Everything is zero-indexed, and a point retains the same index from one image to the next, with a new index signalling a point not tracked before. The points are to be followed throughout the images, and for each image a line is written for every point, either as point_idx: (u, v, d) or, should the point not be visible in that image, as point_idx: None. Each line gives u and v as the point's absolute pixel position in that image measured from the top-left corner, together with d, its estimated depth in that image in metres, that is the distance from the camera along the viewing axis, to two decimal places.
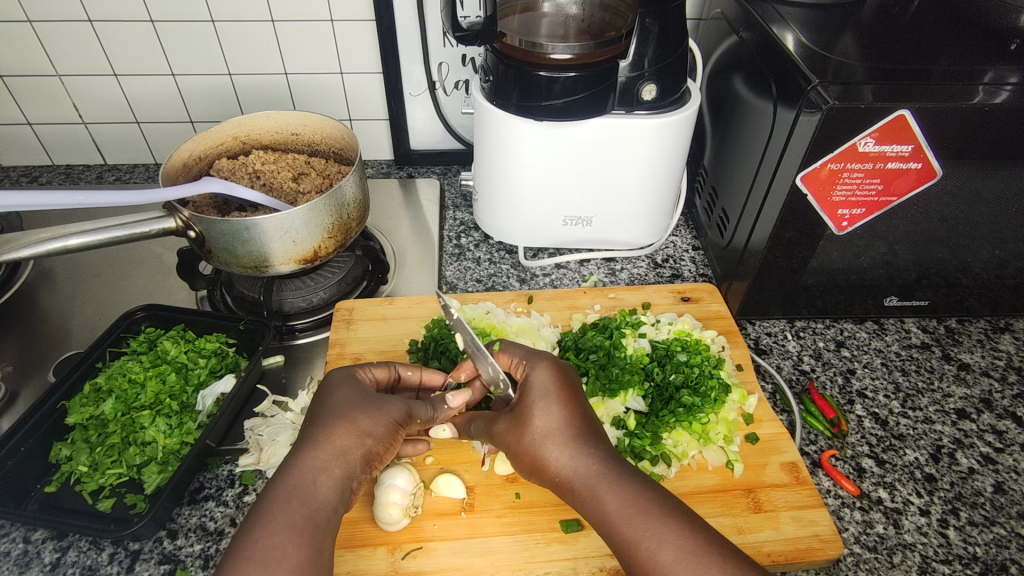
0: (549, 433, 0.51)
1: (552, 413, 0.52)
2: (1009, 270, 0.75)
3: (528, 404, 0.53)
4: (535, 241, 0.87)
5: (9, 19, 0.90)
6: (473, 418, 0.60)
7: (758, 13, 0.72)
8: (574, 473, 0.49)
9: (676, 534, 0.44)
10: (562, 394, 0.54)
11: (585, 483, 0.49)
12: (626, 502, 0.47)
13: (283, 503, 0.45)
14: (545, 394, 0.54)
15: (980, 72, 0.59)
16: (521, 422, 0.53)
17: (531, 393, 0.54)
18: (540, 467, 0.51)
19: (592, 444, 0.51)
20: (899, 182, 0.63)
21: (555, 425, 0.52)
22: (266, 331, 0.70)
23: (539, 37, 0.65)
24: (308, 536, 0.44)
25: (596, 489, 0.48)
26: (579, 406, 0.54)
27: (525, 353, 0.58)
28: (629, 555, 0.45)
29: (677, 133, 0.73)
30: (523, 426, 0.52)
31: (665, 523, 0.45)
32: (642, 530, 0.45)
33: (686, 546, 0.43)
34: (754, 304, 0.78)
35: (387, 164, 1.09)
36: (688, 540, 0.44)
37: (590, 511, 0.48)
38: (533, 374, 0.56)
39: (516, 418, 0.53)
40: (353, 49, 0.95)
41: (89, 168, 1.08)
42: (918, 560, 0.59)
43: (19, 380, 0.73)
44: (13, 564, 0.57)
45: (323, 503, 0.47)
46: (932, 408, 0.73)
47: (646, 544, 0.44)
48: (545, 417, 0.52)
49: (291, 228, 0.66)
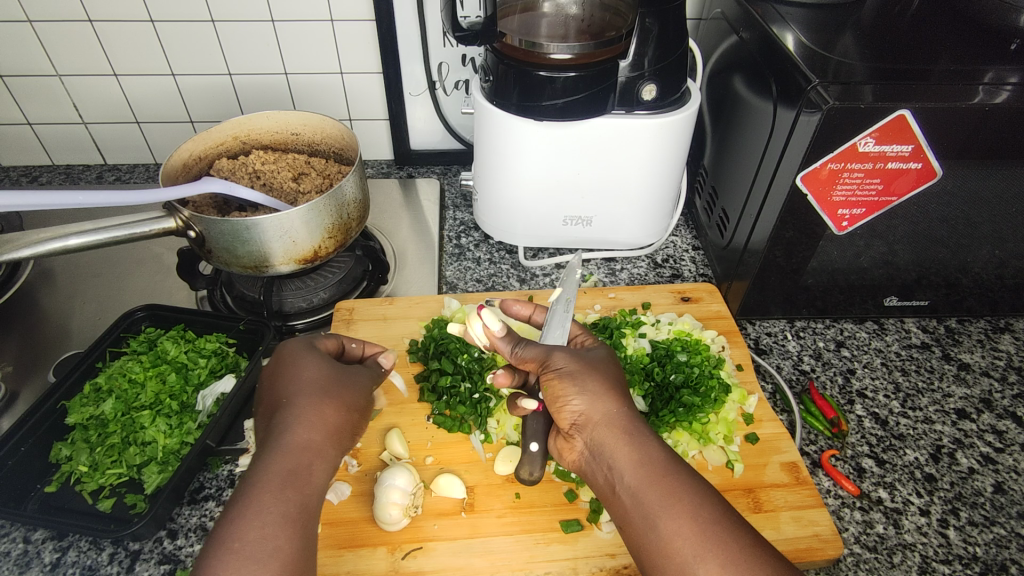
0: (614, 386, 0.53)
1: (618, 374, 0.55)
2: (1009, 270, 0.74)
3: (600, 361, 0.55)
4: (534, 241, 0.87)
5: (9, 19, 0.90)
6: (528, 341, 0.56)
7: (759, 13, 0.72)
8: (624, 421, 0.50)
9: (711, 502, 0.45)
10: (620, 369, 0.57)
11: (635, 435, 0.49)
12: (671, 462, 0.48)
13: None
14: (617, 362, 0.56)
15: (980, 72, 0.59)
16: (588, 364, 0.54)
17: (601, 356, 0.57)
18: (582, 405, 0.51)
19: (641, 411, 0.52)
20: (899, 182, 0.63)
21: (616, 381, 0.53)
22: (266, 331, 0.70)
23: (539, 37, 0.65)
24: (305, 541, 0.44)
25: (643, 442, 0.49)
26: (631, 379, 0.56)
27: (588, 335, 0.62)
28: (653, 509, 0.45)
29: (676, 133, 0.73)
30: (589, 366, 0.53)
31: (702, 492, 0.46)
32: (681, 489, 0.46)
33: (720, 515, 0.44)
34: (754, 304, 0.78)
35: (387, 163, 1.09)
36: (723, 512, 0.45)
37: (627, 458, 0.48)
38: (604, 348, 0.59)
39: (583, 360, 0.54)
40: (353, 49, 0.95)
41: (90, 168, 1.08)
42: (919, 560, 0.59)
43: (19, 380, 0.73)
44: (13, 564, 0.57)
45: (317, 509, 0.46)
46: (932, 407, 0.73)
47: (682, 502, 0.45)
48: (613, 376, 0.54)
49: (292, 228, 0.66)
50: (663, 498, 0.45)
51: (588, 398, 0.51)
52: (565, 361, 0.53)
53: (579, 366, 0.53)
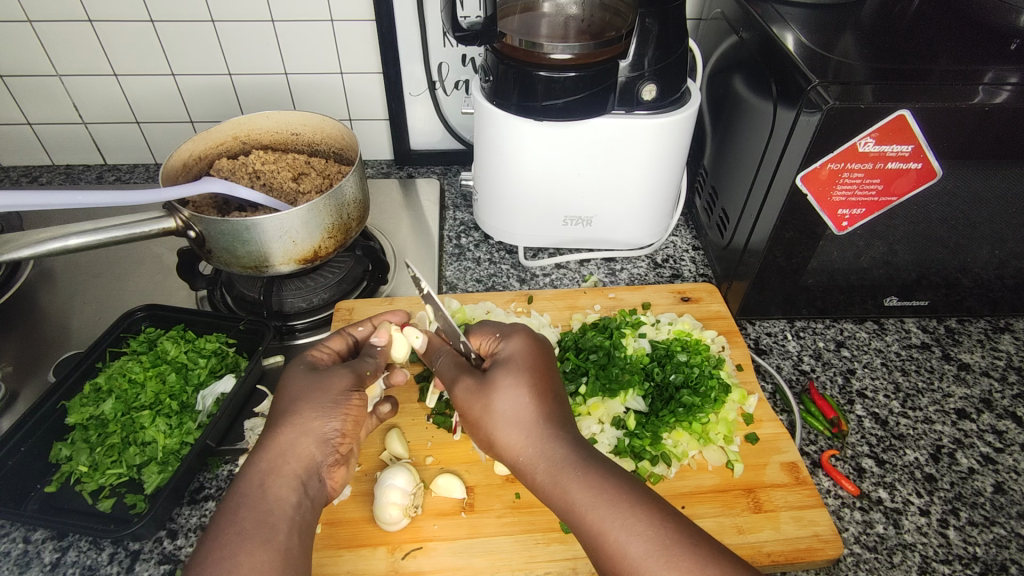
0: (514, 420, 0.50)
1: (520, 389, 0.51)
2: (1009, 270, 0.75)
3: (490, 390, 0.51)
4: (534, 241, 0.87)
5: (9, 19, 0.90)
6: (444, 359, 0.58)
7: (759, 13, 0.72)
8: (536, 455, 0.48)
9: (645, 524, 0.44)
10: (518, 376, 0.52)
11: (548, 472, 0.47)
12: (595, 491, 0.46)
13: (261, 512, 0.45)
14: (518, 370, 0.52)
15: (980, 72, 0.59)
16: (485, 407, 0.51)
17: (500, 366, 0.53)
18: (501, 450, 0.51)
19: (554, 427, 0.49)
20: (899, 182, 0.63)
21: (519, 406, 0.50)
22: (266, 331, 0.70)
23: (539, 37, 0.65)
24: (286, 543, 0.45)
25: (559, 479, 0.47)
26: (543, 387, 0.52)
27: (501, 329, 0.58)
28: (597, 540, 0.45)
29: (676, 134, 0.73)
30: (487, 406, 0.51)
31: (640, 513, 0.44)
32: (613, 516, 0.44)
33: (658, 537, 0.43)
34: (754, 304, 0.78)
35: (387, 163, 1.09)
36: (658, 536, 0.43)
37: (554, 497, 0.47)
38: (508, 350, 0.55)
39: (483, 392, 0.52)
40: (354, 49, 0.95)
41: (90, 168, 1.08)
42: (919, 560, 0.59)
43: (19, 380, 0.73)
44: (13, 564, 0.57)
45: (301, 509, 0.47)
46: (932, 408, 0.73)
47: (613, 540, 0.44)
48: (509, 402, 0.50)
49: (290, 229, 0.66)
50: (600, 533, 0.44)
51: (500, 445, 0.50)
52: (468, 404, 0.52)
53: (479, 411, 0.51)
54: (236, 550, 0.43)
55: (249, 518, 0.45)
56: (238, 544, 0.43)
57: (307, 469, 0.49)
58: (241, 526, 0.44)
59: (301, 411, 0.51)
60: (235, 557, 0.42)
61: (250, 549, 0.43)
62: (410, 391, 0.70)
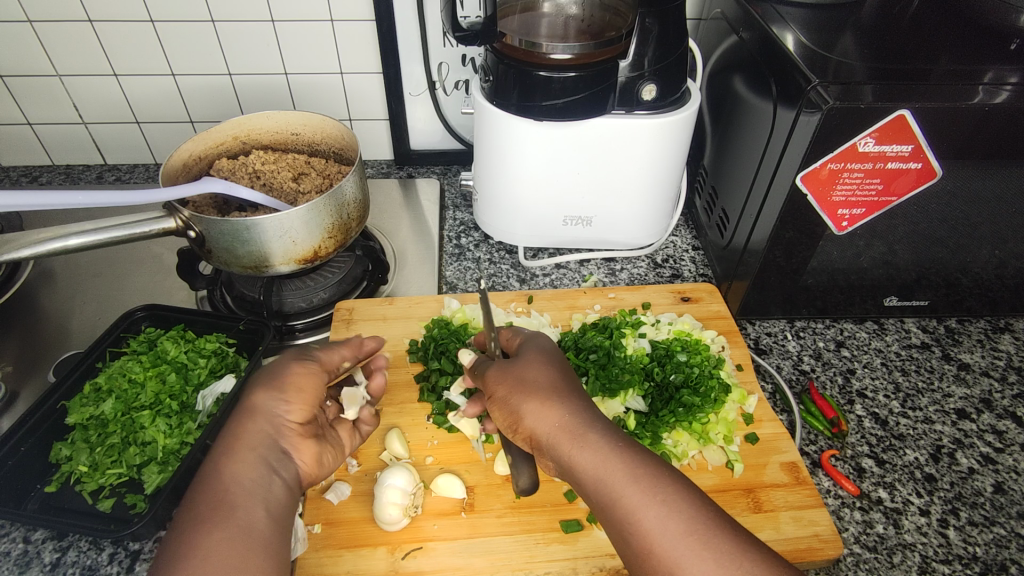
0: (552, 392, 0.51)
1: (552, 370, 0.54)
2: (1009, 270, 0.75)
3: (529, 366, 0.54)
4: (534, 241, 0.87)
5: (9, 19, 0.90)
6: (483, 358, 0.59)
7: (759, 13, 0.72)
8: (575, 429, 0.48)
9: (685, 504, 0.43)
10: (558, 365, 0.56)
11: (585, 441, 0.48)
12: (636, 467, 0.46)
13: (219, 496, 0.46)
14: (547, 356, 0.56)
15: (980, 72, 0.59)
16: (519, 378, 0.53)
17: (528, 351, 0.57)
18: (526, 426, 0.50)
19: (587, 408, 0.51)
20: (899, 182, 0.63)
21: (550, 384, 0.52)
22: (266, 331, 0.70)
23: (539, 37, 0.65)
24: (235, 522, 0.44)
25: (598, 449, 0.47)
26: (568, 375, 0.55)
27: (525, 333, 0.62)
28: (629, 517, 0.44)
29: (675, 134, 0.73)
30: (519, 380, 0.52)
31: (679, 495, 0.44)
32: (651, 493, 0.44)
33: (693, 515, 0.43)
34: (754, 304, 0.78)
35: (387, 163, 1.09)
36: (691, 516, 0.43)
37: (590, 473, 0.46)
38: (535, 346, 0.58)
39: (518, 369, 0.54)
40: (354, 49, 0.95)
41: (90, 168, 1.08)
42: (919, 560, 0.59)
43: (19, 380, 0.73)
44: (13, 564, 0.57)
45: (237, 488, 0.46)
46: (932, 408, 0.73)
47: (655, 512, 0.43)
48: (542, 378, 0.53)
49: (291, 229, 0.66)
50: (634, 509, 0.44)
51: (533, 411, 0.50)
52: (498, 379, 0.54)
53: (510, 386, 0.52)
54: (211, 538, 0.43)
55: (196, 502, 0.45)
56: (196, 524, 0.44)
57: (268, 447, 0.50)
58: (191, 511, 0.45)
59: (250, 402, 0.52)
60: (212, 533, 0.43)
61: (209, 529, 0.43)
62: (410, 391, 0.70)
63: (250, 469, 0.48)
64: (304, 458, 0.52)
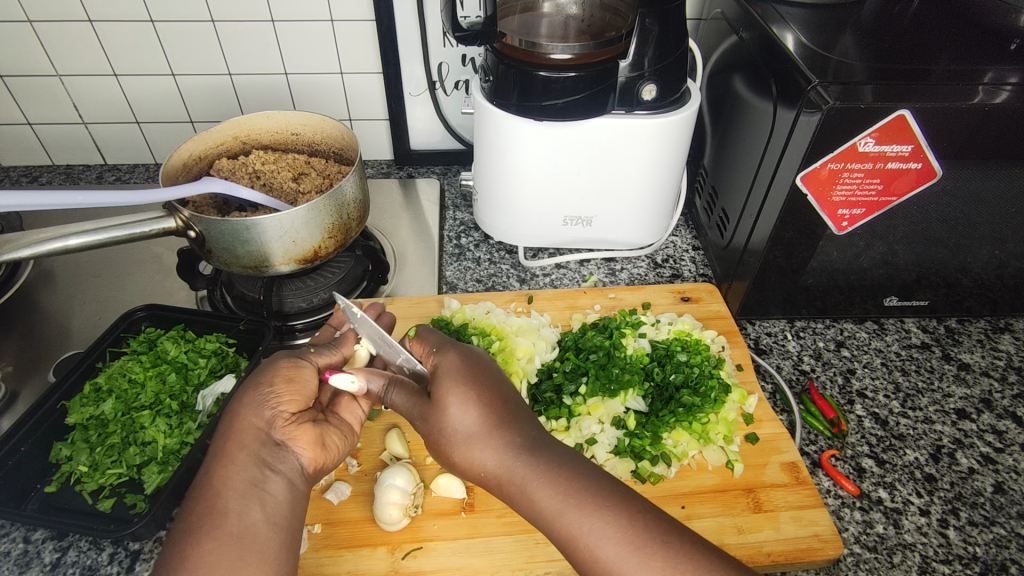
0: (470, 434, 0.50)
1: (468, 404, 0.51)
2: (1009, 270, 0.75)
3: (441, 405, 0.51)
4: (534, 241, 0.87)
5: (9, 19, 0.90)
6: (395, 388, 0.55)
7: (758, 13, 0.72)
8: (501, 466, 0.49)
9: (615, 528, 0.44)
10: (469, 386, 0.51)
11: (512, 478, 0.48)
12: (560, 498, 0.46)
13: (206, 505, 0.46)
14: (460, 383, 0.52)
15: (980, 72, 0.59)
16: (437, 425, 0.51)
17: (440, 377, 0.53)
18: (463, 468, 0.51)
19: (510, 440, 0.49)
20: (899, 182, 0.63)
21: (470, 422, 0.50)
22: (266, 331, 0.70)
23: (539, 37, 0.65)
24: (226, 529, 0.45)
25: (524, 488, 0.47)
26: (486, 397, 0.51)
27: (439, 342, 0.57)
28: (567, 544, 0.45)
29: (676, 134, 0.73)
30: (437, 426, 0.51)
31: (605, 517, 0.44)
32: (580, 522, 0.45)
33: (625, 534, 0.43)
34: (754, 304, 0.78)
35: (387, 163, 1.09)
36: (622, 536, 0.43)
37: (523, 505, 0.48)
38: (443, 368, 0.53)
39: (431, 411, 0.51)
40: (354, 49, 0.95)
41: (89, 168, 1.08)
42: (918, 560, 0.59)
43: (19, 380, 0.73)
44: (13, 564, 0.58)
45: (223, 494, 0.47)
46: (932, 408, 0.73)
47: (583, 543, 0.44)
48: (461, 419, 0.50)
49: (291, 229, 0.66)
50: (568, 538, 0.45)
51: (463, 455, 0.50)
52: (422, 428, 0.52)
53: (431, 434, 0.51)
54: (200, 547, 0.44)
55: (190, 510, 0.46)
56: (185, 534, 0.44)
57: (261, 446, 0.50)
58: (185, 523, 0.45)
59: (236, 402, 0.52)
60: (203, 544, 0.44)
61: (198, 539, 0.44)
62: None
63: (238, 473, 0.48)
64: (304, 445, 0.52)
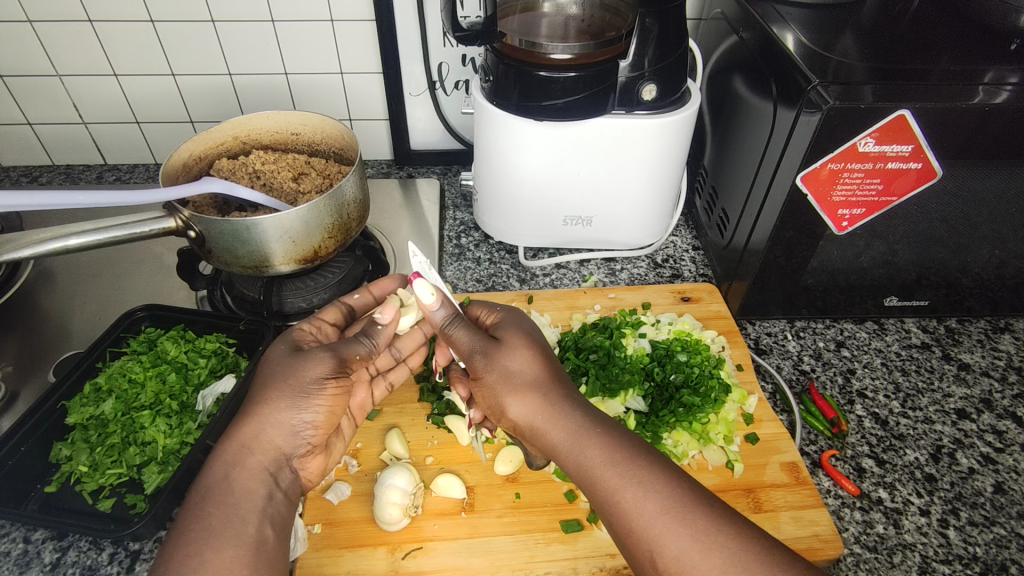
0: (529, 380, 0.51)
1: (531, 356, 0.53)
2: (1009, 270, 0.75)
3: (505, 351, 0.53)
4: (535, 241, 0.87)
5: (9, 19, 0.90)
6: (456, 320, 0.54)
7: (758, 13, 0.72)
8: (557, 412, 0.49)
9: (663, 485, 0.44)
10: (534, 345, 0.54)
11: (565, 429, 0.48)
12: (614, 452, 0.46)
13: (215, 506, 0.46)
14: (526, 340, 0.54)
15: (980, 72, 0.59)
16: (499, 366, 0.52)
17: (507, 331, 0.56)
18: (512, 415, 0.51)
19: (569, 394, 0.51)
20: (899, 182, 0.63)
21: (531, 371, 0.51)
22: (266, 331, 0.70)
23: (539, 37, 0.65)
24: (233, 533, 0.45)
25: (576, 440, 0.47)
26: (547, 356, 0.54)
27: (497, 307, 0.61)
28: (610, 501, 0.44)
29: (676, 134, 0.73)
30: (500, 367, 0.52)
31: (654, 476, 0.44)
32: (630, 477, 0.44)
33: (671, 495, 0.43)
34: (754, 304, 0.78)
35: (387, 163, 1.09)
36: (670, 496, 0.43)
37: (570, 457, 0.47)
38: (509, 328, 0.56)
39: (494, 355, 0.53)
40: (354, 49, 0.95)
41: (89, 168, 1.08)
42: (919, 560, 0.59)
43: (19, 380, 0.73)
44: (13, 564, 0.57)
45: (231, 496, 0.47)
46: (932, 407, 0.73)
47: (633, 493, 0.44)
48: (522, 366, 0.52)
49: (291, 228, 0.66)
50: (612, 492, 0.44)
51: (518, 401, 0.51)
52: (481, 367, 0.52)
53: (490, 375, 0.52)
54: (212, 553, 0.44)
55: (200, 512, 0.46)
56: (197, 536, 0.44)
57: (275, 461, 0.51)
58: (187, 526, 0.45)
59: (259, 406, 0.51)
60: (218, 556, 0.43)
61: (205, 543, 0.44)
62: (410, 391, 0.70)
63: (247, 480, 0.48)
64: (311, 472, 0.55)
